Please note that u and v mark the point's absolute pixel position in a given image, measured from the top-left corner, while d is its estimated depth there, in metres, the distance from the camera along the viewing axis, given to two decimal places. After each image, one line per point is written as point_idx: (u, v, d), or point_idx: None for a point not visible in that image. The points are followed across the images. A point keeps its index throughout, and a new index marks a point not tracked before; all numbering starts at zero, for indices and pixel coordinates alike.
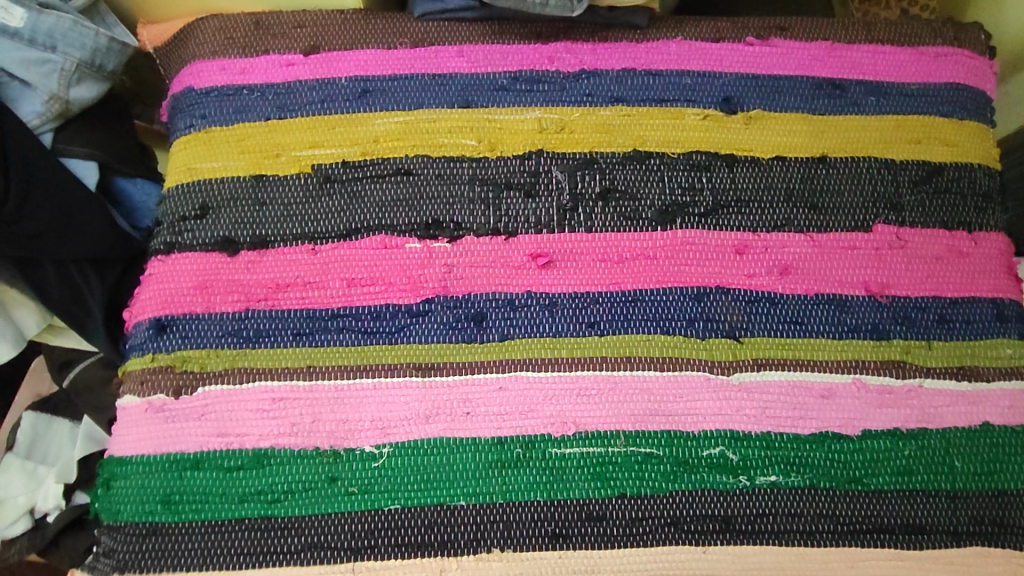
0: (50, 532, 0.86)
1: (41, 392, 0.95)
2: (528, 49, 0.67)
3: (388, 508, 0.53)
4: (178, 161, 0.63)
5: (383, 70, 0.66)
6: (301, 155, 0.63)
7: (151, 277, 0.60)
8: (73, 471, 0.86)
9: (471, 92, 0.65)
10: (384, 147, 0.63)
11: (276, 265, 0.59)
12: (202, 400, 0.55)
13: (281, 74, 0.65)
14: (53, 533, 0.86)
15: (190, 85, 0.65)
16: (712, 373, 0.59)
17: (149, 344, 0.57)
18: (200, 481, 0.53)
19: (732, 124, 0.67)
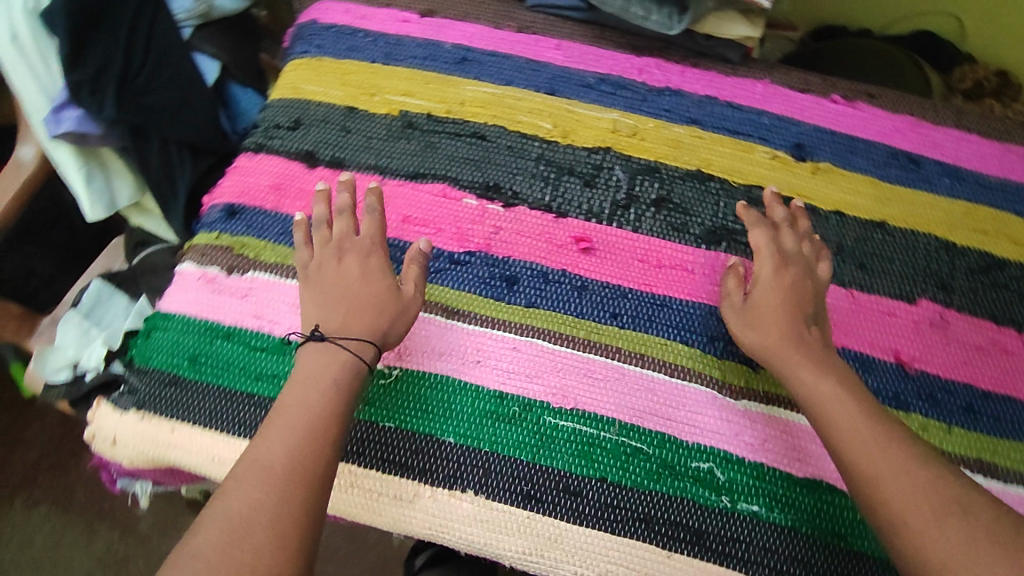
0: (87, 386, 0.94)
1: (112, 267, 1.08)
2: (620, 57, 0.71)
3: (377, 422, 0.56)
4: (286, 80, 0.71)
5: (485, 45, 0.71)
6: (392, 99, 0.69)
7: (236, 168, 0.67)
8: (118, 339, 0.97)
9: (558, 82, 0.70)
10: (466, 110, 0.69)
11: None
12: (250, 282, 0.61)
13: (395, 27, 0.72)
14: (89, 388, 0.94)
15: (316, 19, 0.74)
16: (720, 393, 0.59)
17: (217, 224, 0.64)
18: (227, 350, 0.58)
19: (799, 170, 0.68)
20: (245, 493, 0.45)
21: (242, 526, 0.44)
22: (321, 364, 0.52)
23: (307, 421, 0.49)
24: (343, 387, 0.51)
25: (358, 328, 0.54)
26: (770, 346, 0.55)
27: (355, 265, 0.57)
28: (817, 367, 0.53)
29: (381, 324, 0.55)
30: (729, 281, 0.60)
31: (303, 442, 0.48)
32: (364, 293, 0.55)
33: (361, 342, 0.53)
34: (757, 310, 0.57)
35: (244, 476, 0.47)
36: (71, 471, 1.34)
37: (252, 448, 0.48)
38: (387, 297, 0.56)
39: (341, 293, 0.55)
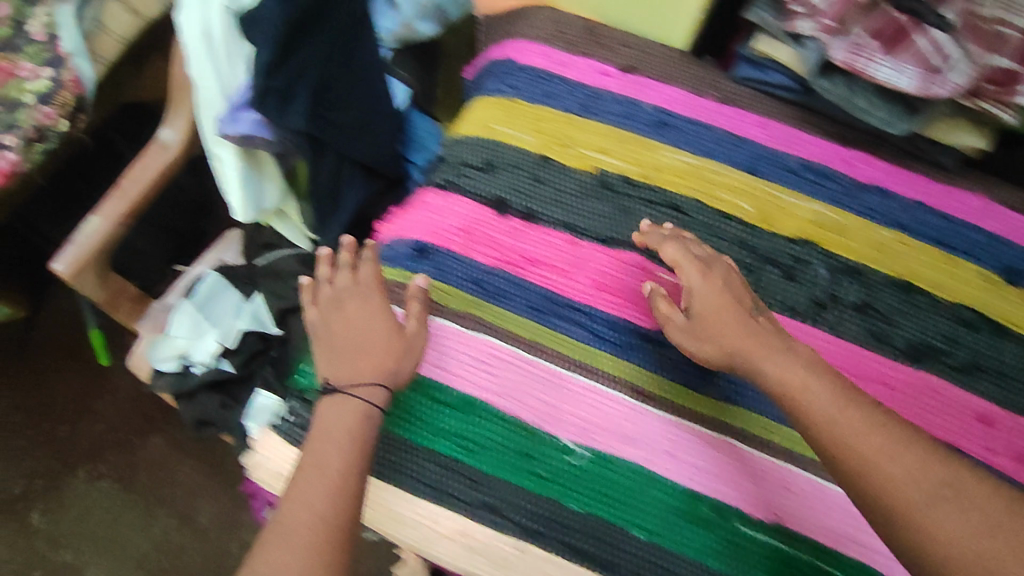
0: (194, 381, 0.95)
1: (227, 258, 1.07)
2: (827, 145, 0.67)
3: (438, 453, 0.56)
4: (477, 118, 0.69)
5: (686, 111, 0.68)
6: (587, 154, 0.66)
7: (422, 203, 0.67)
8: (231, 337, 0.97)
9: (761, 162, 0.66)
10: (663, 178, 0.66)
11: (536, 240, 0.63)
12: (436, 330, 0.60)
13: (594, 79, 0.69)
14: (196, 383, 0.95)
15: (511, 58, 0.71)
16: None
17: (405, 260, 0.63)
18: (412, 401, 0.58)
19: (1011, 295, 0.63)
20: (307, 512, 0.47)
21: (286, 544, 0.46)
22: (346, 416, 0.52)
23: (341, 451, 0.50)
24: (362, 440, 0.52)
25: (366, 370, 0.54)
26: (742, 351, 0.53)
27: (358, 311, 0.58)
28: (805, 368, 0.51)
29: (387, 365, 0.55)
30: (660, 304, 0.56)
31: (345, 465, 0.50)
32: (359, 340, 0.56)
33: (371, 388, 0.53)
34: (698, 312, 0.55)
35: (297, 493, 0.49)
36: (139, 449, 1.37)
37: (301, 473, 0.49)
38: (393, 338, 0.56)
39: (351, 343, 0.56)
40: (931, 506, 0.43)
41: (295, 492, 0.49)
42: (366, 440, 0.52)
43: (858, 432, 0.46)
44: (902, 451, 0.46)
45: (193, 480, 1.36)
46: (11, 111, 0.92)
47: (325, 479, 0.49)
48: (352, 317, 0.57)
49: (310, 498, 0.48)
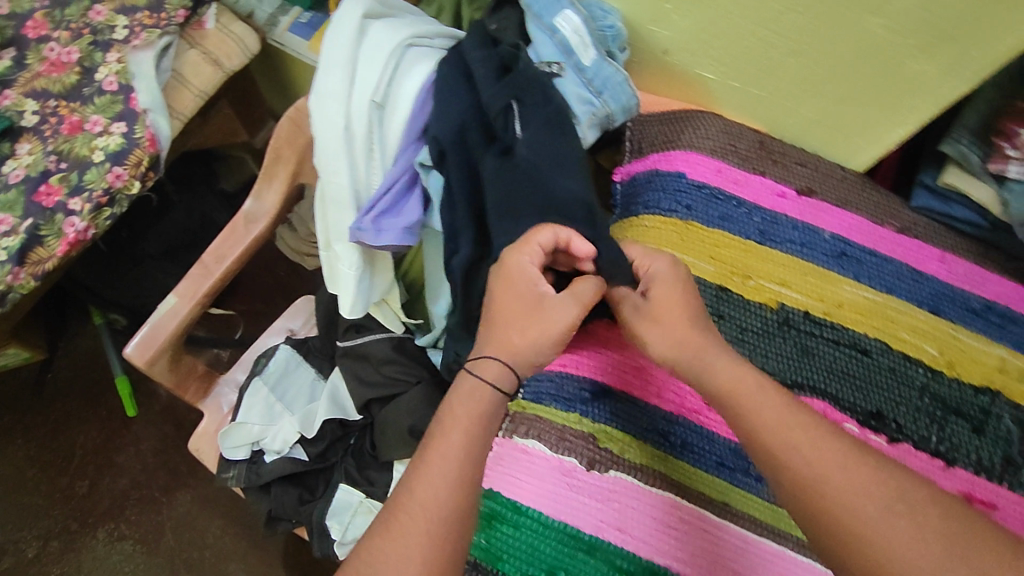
0: (266, 474, 0.84)
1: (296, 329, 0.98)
2: (1009, 285, 0.65)
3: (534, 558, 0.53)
4: (649, 238, 0.65)
5: (866, 241, 0.65)
6: (768, 287, 0.63)
7: (612, 342, 0.62)
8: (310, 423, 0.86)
9: (942, 301, 0.64)
10: (846, 315, 0.62)
11: None
12: (612, 483, 0.55)
13: (771, 201, 0.66)
14: (268, 476, 0.84)
15: (681, 172, 0.67)
16: None
17: (578, 403, 0.59)
18: (588, 568, 0.53)
19: None
20: (428, 494, 0.46)
21: (401, 537, 0.44)
22: (475, 401, 0.51)
23: (461, 424, 0.50)
24: (480, 425, 0.50)
25: (492, 350, 0.54)
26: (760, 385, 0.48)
27: (513, 288, 0.55)
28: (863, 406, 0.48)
29: (511, 342, 0.54)
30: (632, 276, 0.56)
31: (461, 458, 0.48)
32: (507, 303, 0.55)
33: (496, 372, 0.53)
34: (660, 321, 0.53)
35: (428, 468, 0.47)
36: (166, 508, 1.17)
37: (427, 458, 0.48)
38: (528, 317, 0.54)
39: (500, 310, 0.55)
40: (883, 523, 0.40)
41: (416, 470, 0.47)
42: (484, 426, 0.51)
43: (808, 435, 0.44)
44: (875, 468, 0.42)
45: (224, 544, 1.15)
46: (80, 171, 0.84)
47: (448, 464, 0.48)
48: (512, 274, 0.56)
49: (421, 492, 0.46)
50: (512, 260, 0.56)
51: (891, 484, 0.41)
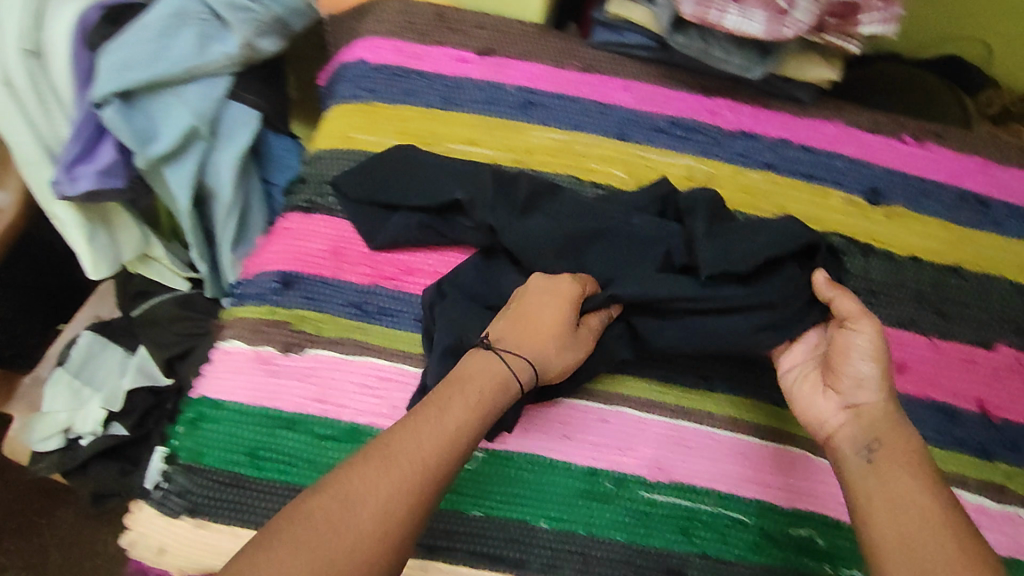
0: (83, 454, 0.85)
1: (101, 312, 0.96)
2: (691, 98, 0.67)
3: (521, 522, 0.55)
4: (333, 128, 0.63)
5: (550, 86, 0.65)
6: (455, 149, 0.62)
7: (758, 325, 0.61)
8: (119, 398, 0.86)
9: (629, 127, 0.65)
10: (536, 160, 0.63)
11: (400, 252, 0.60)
12: (310, 361, 0.57)
13: (452, 68, 0.65)
14: (86, 455, 0.85)
15: (362, 59, 0.66)
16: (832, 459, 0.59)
17: (270, 295, 0.58)
18: (291, 441, 0.54)
19: (874, 216, 0.65)
20: (395, 478, 0.41)
21: (393, 474, 0.41)
22: (483, 368, 0.49)
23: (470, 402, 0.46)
24: (490, 405, 0.47)
25: (529, 347, 0.51)
26: (885, 440, 0.49)
27: (542, 301, 0.53)
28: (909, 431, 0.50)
29: (547, 349, 0.51)
30: (845, 301, 0.53)
31: (460, 431, 0.45)
32: (532, 313, 0.53)
33: (520, 364, 0.50)
34: (841, 368, 0.53)
35: (398, 449, 0.42)
36: None
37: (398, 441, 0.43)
38: (564, 333, 0.52)
39: (524, 317, 0.53)
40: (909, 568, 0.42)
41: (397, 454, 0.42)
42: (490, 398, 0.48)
43: (913, 492, 0.46)
44: (913, 503, 0.45)
45: None
46: None
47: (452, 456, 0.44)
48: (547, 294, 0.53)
49: (415, 440, 0.43)
50: (539, 279, 0.55)
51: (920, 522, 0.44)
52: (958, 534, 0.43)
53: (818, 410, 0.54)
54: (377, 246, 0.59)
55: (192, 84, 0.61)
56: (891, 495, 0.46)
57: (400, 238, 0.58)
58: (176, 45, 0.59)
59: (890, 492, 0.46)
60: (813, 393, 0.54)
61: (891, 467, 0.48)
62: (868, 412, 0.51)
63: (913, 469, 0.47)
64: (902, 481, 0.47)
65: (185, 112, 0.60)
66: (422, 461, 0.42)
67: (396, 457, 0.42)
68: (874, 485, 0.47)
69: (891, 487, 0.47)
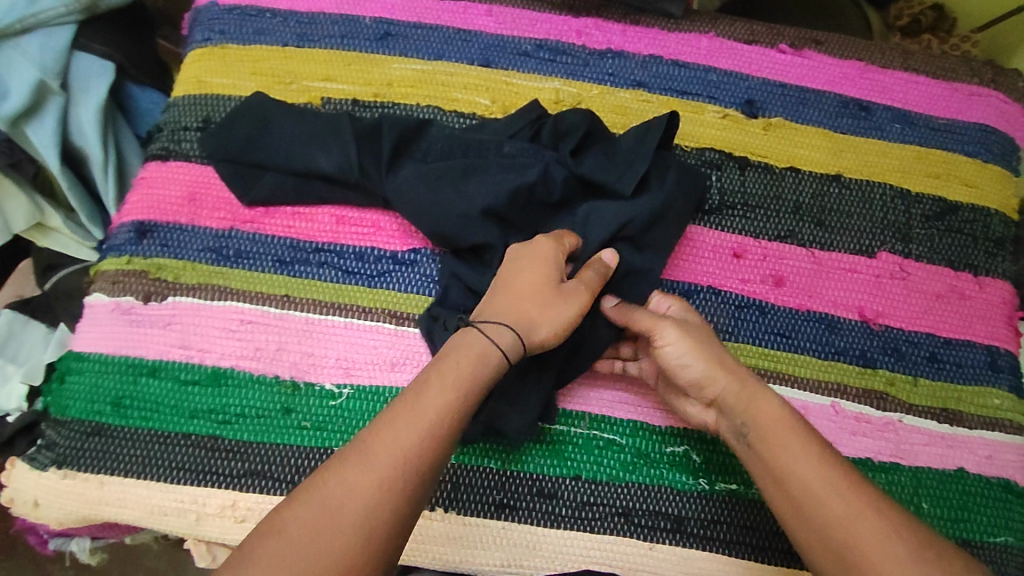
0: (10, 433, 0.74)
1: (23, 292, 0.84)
2: (557, 20, 0.65)
3: None
4: (188, 73, 0.62)
5: (409, 16, 0.64)
6: (312, 86, 0.61)
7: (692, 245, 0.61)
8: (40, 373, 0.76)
9: (492, 52, 0.63)
10: (396, 92, 0.61)
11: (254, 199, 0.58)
12: (170, 309, 0.55)
13: (306, 3, 0.63)
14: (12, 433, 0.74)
15: (213, 0, 0.64)
16: None
17: (128, 246, 0.56)
18: (153, 388, 0.53)
19: (751, 128, 0.64)
20: (356, 478, 0.39)
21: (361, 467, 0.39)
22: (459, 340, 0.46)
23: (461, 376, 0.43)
24: (473, 380, 0.44)
25: (496, 313, 0.47)
26: (751, 421, 0.47)
27: (529, 269, 0.49)
28: (778, 397, 0.48)
29: (531, 313, 0.47)
30: (642, 319, 0.51)
31: (441, 416, 0.42)
32: (531, 282, 0.49)
33: (499, 331, 0.46)
34: (679, 379, 0.51)
35: (381, 446, 0.40)
36: None
37: (375, 434, 0.40)
38: (552, 293, 0.48)
39: (526, 288, 0.48)
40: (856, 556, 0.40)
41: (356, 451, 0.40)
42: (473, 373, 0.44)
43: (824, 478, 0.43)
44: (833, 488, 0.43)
45: None
46: None
47: (423, 442, 0.41)
48: (536, 262, 0.50)
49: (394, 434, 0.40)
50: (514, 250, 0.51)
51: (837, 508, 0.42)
52: (854, 488, 0.43)
53: (688, 417, 0.52)
54: (249, 201, 0.57)
55: (31, 35, 0.60)
56: (783, 464, 0.44)
57: (275, 197, 0.56)
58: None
59: (780, 462, 0.45)
60: (676, 401, 0.53)
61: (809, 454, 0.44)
62: (726, 401, 0.49)
63: (802, 431, 0.45)
64: (785, 449, 0.45)
65: (28, 63, 0.59)
66: (389, 458, 0.39)
67: (363, 452, 0.40)
68: (769, 475, 0.45)
69: (773, 461, 0.45)
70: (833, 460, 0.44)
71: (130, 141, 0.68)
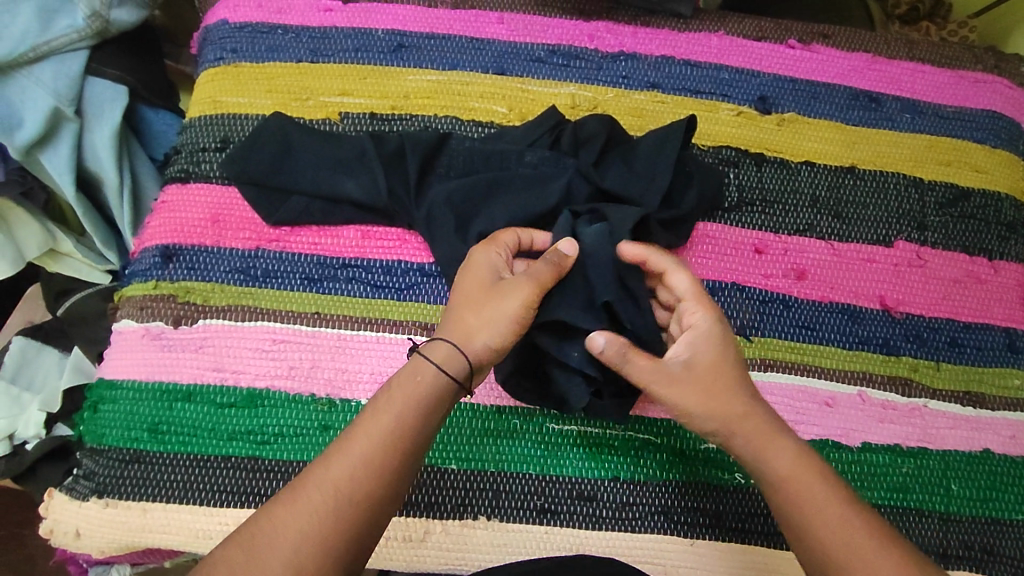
0: (28, 461, 0.71)
1: (34, 319, 0.83)
2: (568, 25, 0.65)
3: (449, 467, 0.53)
4: (203, 93, 0.62)
5: (421, 27, 0.64)
6: (328, 102, 0.61)
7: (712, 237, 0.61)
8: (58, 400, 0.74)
9: (507, 60, 0.63)
10: (413, 104, 0.61)
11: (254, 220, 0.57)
12: (201, 332, 0.55)
13: (318, 18, 0.63)
14: (31, 461, 0.71)
15: (223, 19, 0.63)
16: None
17: (153, 271, 0.56)
18: (190, 412, 0.53)
19: (765, 124, 0.64)
20: (281, 531, 0.39)
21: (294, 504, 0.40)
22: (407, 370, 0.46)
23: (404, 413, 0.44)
24: (410, 402, 0.44)
25: (441, 333, 0.47)
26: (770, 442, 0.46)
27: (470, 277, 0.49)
28: (791, 442, 0.46)
29: (465, 326, 0.47)
30: (641, 360, 0.47)
31: (377, 449, 0.42)
32: (469, 290, 0.48)
33: (438, 351, 0.46)
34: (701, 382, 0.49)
35: (314, 485, 0.41)
36: None
37: (310, 485, 0.41)
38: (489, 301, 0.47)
39: (464, 296, 0.48)
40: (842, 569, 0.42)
41: (286, 502, 0.40)
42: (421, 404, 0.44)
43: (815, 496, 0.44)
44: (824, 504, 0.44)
45: None
46: None
47: (360, 489, 0.41)
48: (472, 272, 0.49)
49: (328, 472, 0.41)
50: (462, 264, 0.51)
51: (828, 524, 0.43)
52: (872, 538, 0.42)
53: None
54: (275, 221, 0.56)
55: (43, 63, 0.60)
56: (805, 518, 0.43)
57: (301, 218, 0.56)
58: (17, 23, 0.58)
59: (797, 518, 0.44)
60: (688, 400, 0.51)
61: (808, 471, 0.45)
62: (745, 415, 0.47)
63: (820, 479, 0.45)
64: (807, 504, 0.44)
65: (42, 92, 0.59)
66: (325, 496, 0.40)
67: (299, 489, 0.41)
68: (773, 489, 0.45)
69: (790, 518, 0.44)
70: (847, 510, 0.43)
71: (144, 163, 0.68)
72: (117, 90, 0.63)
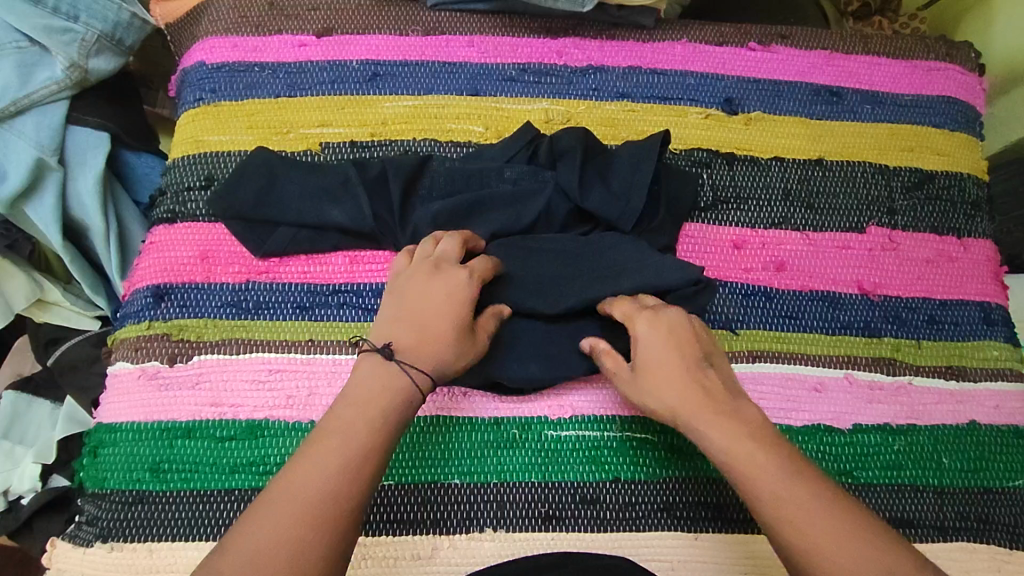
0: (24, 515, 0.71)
1: (23, 371, 0.82)
2: (536, 43, 0.67)
3: (450, 481, 0.54)
4: (184, 134, 0.63)
5: (394, 55, 0.65)
6: (308, 133, 0.63)
7: (694, 237, 0.62)
8: (52, 450, 0.73)
9: (480, 81, 0.65)
10: (391, 129, 0.63)
11: (236, 257, 0.58)
12: (198, 368, 0.55)
13: (293, 54, 0.65)
14: (27, 515, 0.71)
15: (200, 60, 0.65)
16: None
17: (146, 311, 0.57)
18: (190, 449, 0.53)
19: (733, 124, 0.67)
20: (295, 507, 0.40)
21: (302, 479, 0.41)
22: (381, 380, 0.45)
23: (368, 426, 0.44)
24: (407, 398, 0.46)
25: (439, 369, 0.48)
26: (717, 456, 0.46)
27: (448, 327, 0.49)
28: (726, 420, 0.46)
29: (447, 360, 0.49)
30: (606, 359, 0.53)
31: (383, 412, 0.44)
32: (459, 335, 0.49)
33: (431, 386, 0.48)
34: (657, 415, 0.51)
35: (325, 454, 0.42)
36: None
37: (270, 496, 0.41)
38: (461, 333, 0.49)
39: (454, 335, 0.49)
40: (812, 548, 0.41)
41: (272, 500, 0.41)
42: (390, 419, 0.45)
43: (778, 488, 0.43)
44: (788, 497, 0.43)
45: None
46: None
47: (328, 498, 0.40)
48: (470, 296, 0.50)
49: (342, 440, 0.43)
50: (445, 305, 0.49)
51: (789, 510, 0.42)
52: (807, 513, 0.42)
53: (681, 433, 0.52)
54: (263, 254, 0.57)
55: (25, 116, 0.61)
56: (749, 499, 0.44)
57: (289, 247, 0.57)
58: None
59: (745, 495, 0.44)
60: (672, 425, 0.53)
61: (765, 464, 0.44)
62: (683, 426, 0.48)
63: (760, 454, 0.45)
64: (744, 482, 0.44)
65: (25, 144, 0.61)
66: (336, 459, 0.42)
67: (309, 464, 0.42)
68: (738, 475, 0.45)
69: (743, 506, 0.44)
70: (790, 477, 0.43)
71: (129, 207, 0.68)
72: (99, 135, 0.64)
